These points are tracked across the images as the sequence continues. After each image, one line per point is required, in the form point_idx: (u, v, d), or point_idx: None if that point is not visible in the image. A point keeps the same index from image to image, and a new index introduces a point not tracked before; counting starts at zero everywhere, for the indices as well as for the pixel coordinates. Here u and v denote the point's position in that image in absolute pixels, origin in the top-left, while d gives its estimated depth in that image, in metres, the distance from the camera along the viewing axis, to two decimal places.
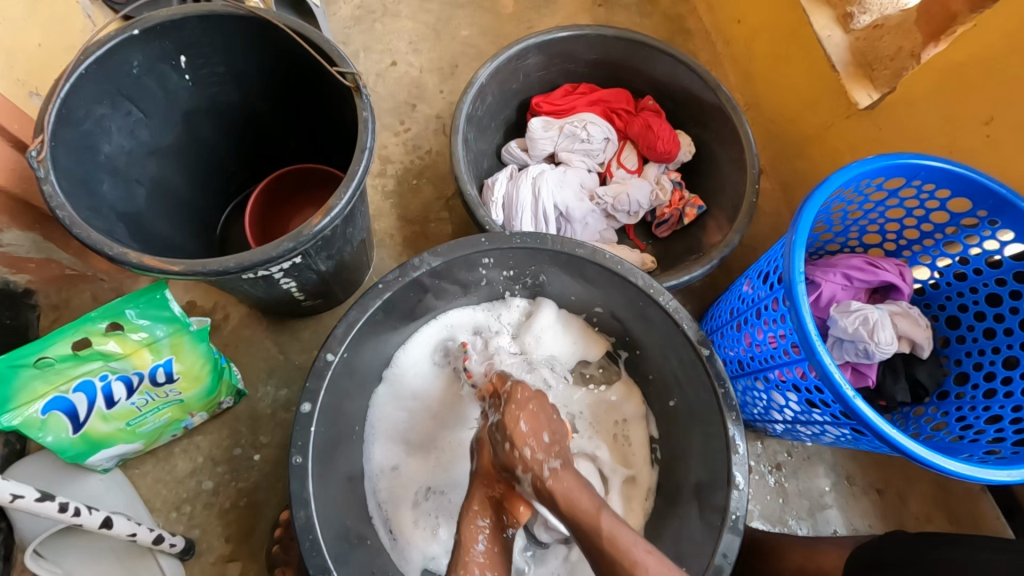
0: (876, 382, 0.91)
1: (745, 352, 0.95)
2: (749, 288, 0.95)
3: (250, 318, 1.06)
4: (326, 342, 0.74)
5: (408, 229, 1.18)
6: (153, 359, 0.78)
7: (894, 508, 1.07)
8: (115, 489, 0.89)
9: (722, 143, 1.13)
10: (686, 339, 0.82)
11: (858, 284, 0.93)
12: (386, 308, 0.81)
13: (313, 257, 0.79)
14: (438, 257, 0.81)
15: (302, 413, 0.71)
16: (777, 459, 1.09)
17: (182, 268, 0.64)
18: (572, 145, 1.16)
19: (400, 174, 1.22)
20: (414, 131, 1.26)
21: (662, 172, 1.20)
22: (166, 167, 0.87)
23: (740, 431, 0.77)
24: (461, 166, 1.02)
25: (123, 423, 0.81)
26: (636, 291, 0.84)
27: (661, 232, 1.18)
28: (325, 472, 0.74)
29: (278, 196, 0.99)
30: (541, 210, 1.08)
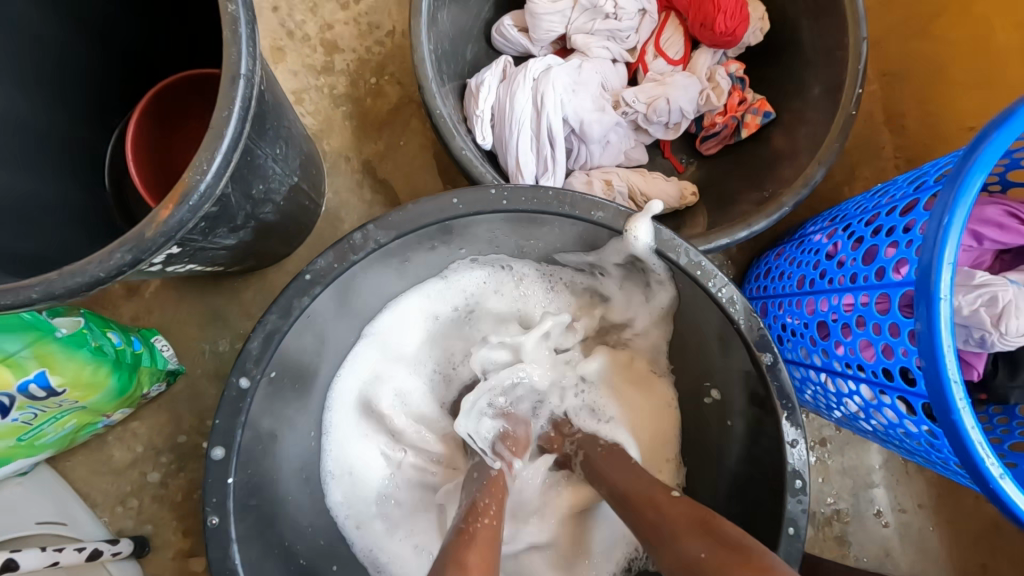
0: (982, 376, 0.69)
1: (812, 339, 0.69)
2: (835, 254, 0.66)
3: (175, 276, 0.84)
4: (238, 363, 0.54)
5: (369, 150, 0.89)
6: (17, 377, 0.59)
7: (952, 486, 0.92)
8: (39, 492, 0.76)
9: (813, 17, 0.77)
10: (739, 338, 0.59)
11: (987, 246, 0.67)
12: (323, 302, 0.58)
13: (205, 238, 0.54)
14: (388, 231, 0.56)
15: (215, 460, 0.53)
16: (823, 434, 0.92)
17: None
18: (590, 23, 0.81)
19: (354, 69, 0.89)
20: (369, 1, 0.89)
21: (717, 62, 0.85)
22: None
23: (803, 464, 0.57)
24: (428, 68, 0.70)
25: (13, 440, 0.65)
26: (675, 271, 0.60)
27: (707, 149, 0.88)
28: (262, 517, 0.59)
29: (173, 116, 0.71)
30: (544, 129, 0.77)
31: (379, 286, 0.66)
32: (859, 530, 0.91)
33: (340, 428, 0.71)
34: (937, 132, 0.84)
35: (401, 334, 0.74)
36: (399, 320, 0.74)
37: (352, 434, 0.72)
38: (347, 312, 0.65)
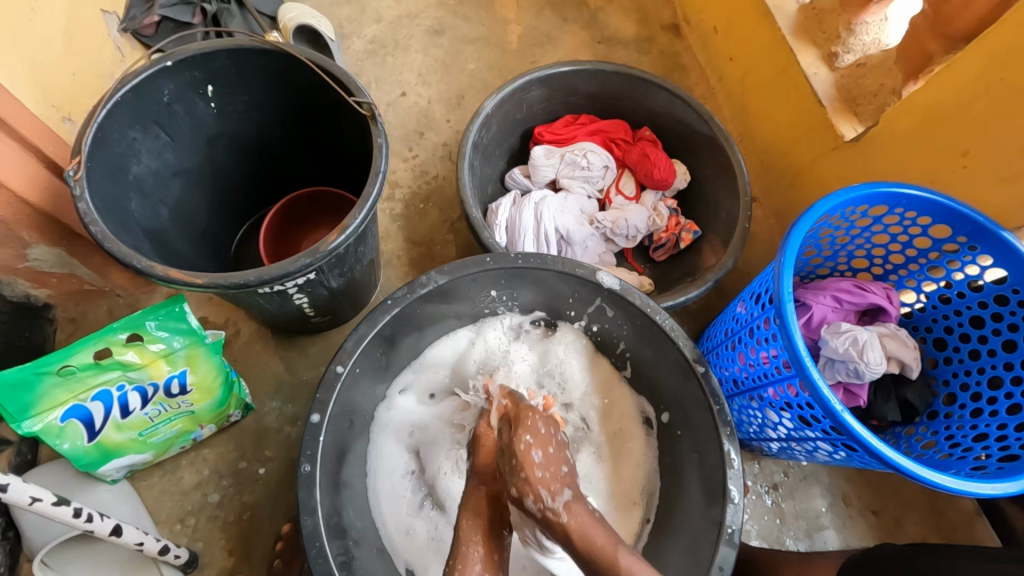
0: (867, 402, 0.93)
1: (739, 370, 0.97)
2: (742, 309, 0.98)
3: (260, 333, 1.10)
4: (336, 355, 0.78)
5: (414, 251, 1.23)
6: (168, 371, 0.81)
7: (890, 530, 1.08)
8: (122, 500, 0.91)
9: (717, 172, 1.19)
10: (682, 356, 0.85)
11: (847, 306, 0.97)
12: (394, 323, 0.85)
13: (326, 274, 0.83)
14: (445, 275, 0.85)
15: (312, 424, 0.74)
16: (774, 479, 1.10)
17: (205, 281, 0.68)
18: (572, 172, 1.22)
19: (408, 198, 1.27)
20: (422, 157, 1.32)
21: (659, 199, 1.25)
22: (188, 188, 0.92)
23: (735, 446, 0.80)
24: (467, 191, 1.07)
25: (136, 433, 0.84)
26: (634, 310, 0.88)
27: (658, 255, 1.23)
28: (333, 481, 0.77)
29: (292, 216, 1.04)
30: (543, 233, 1.12)
31: (433, 324, 0.94)
32: None
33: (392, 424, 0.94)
34: None
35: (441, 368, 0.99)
36: (439, 361, 0.99)
37: (393, 443, 0.93)
38: (404, 340, 0.91)
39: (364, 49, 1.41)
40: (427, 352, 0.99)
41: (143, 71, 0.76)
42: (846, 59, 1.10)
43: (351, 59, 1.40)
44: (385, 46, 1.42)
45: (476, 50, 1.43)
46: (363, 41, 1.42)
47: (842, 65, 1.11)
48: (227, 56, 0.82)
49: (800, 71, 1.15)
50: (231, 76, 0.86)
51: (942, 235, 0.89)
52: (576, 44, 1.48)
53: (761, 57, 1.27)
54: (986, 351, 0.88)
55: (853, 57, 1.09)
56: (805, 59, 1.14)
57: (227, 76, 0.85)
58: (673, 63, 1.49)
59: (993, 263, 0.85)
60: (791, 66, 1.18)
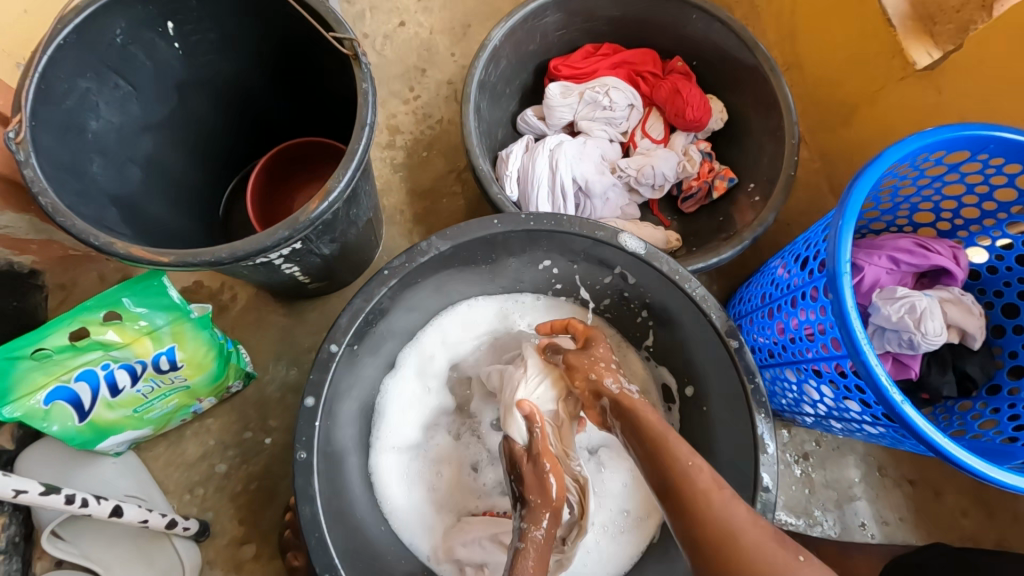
0: (919, 374, 0.84)
1: (775, 340, 0.88)
2: (784, 272, 0.87)
3: (258, 298, 1.04)
4: (330, 333, 0.71)
5: (418, 205, 1.13)
6: (154, 348, 0.75)
7: (927, 500, 1.02)
8: (127, 473, 0.89)
9: (759, 109, 1.03)
10: (713, 329, 0.76)
11: (905, 268, 0.85)
12: (394, 295, 0.77)
13: (315, 242, 0.74)
14: (447, 241, 0.76)
15: (307, 407, 0.69)
16: (804, 448, 1.04)
17: (173, 260, 0.59)
18: (592, 112, 1.08)
19: (410, 146, 1.16)
20: (424, 98, 1.18)
21: (690, 142, 1.11)
22: (161, 144, 0.82)
23: (769, 429, 0.72)
24: (473, 138, 0.95)
25: (130, 410, 0.80)
26: (660, 277, 0.79)
27: (687, 206, 1.10)
28: (333, 464, 0.72)
29: (281, 171, 0.94)
30: (558, 185, 1.00)
31: (439, 291, 0.87)
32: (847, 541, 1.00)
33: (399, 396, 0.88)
34: None
35: (451, 338, 0.93)
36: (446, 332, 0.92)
37: (400, 422, 0.87)
38: (408, 309, 0.84)
39: None
40: (430, 322, 0.92)
41: (85, 6, 0.65)
42: None
43: None
44: None
45: None
46: None
47: None
48: None
49: None
50: (193, 10, 0.73)
51: None
52: None
53: None
54: None
55: None
56: None
57: (188, 10, 0.73)
58: None
59: None
60: None
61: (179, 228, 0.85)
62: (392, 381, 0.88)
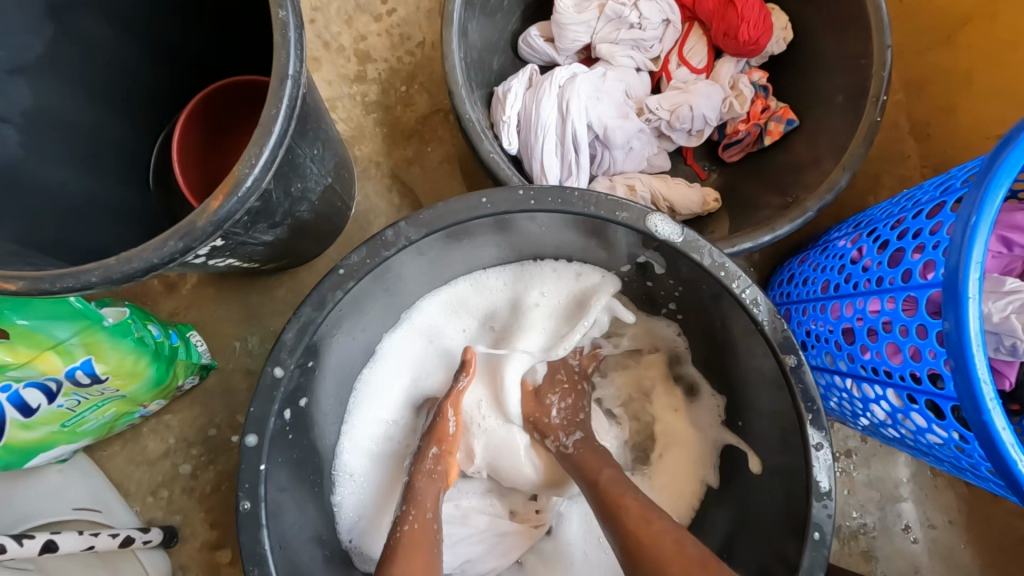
0: (1014, 384, 0.68)
1: (834, 342, 0.69)
2: (858, 258, 0.66)
3: (210, 274, 0.87)
4: (273, 353, 0.56)
5: (397, 155, 0.92)
6: (65, 363, 0.61)
7: (984, 503, 0.89)
8: (78, 480, 0.79)
9: (837, 26, 0.78)
10: (764, 340, 0.59)
11: (1018, 252, 0.66)
12: (355, 298, 0.60)
13: (246, 232, 0.56)
14: (419, 229, 0.58)
15: (248, 447, 0.55)
16: (848, 445, 0.90)
17: (26, 284, 0.43)
18: (615, 33, 0.83)
19: (385, 77, 0.92)
20: (401, 13, 0.93)
21: (740, 71, 0.86)
22: (46, 91, 0.62)
23: (829, 471, 0.57)
24: (458, 73, 0.73)
25: (56, 425, 0.67)
26: (699, 272, 0.60)
27: (730, 156, 0.88)
28: (291, 503, 0.60)
29: (216, 121, 0.74)
30: (569, 133, 0.79)
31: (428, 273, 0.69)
32: (886, 545, 0.89)
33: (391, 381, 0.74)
34: (960, 141, 0.84)
35: (458, 316, 0.76)
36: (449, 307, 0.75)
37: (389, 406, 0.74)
38: (396, 289, 0.67)
39: None
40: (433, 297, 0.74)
41: None
42: None
43: None
44: None
45: None
46: None
47: None
48: None
49: None
50: None
51: None
52: None
53: None
54: None
55: None
56: None
57: None
58: None
59: None
60: None
61: (101, 195, 0.67)
62: (385, 359, 0.74)
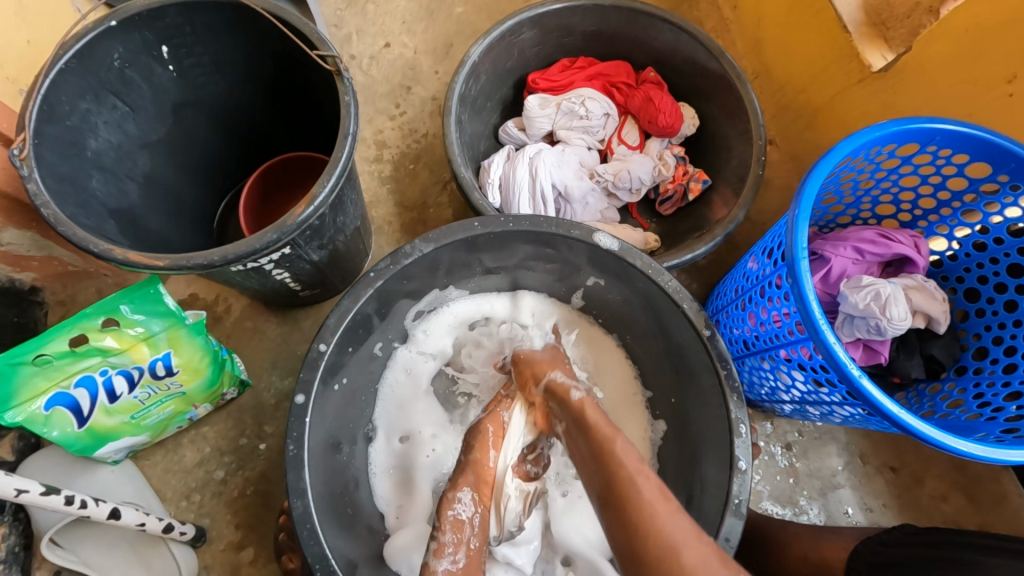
0: (889, 359, 0.87)
1: (750, 331, 0.90)
2: (755, 266, 0.90)
3: (251, 308, 1.07)
4: (319, 333, 0.74)
5: (406, 215, 1.17)
6: (151, 354, 0.78)
7: (910, 486, 1.04)
8: (125, 480, 0.91)
9: (727, 116, 1.09)
10: (687, 321, 0.79)
11: (869, 258, 0.89)
12: (380, 297, 0.80)
13: (304, 247, 0.78)
14: (430, 244, 0.79)
15: (297, 404, 0.71)
16: (787, 439, 1.06)
17: (167, 263, 0.63)
18: (570, 122, 1.13)
19: (397, 159, 1.20)
20: (410, 114, 1.24)
21: (664, 147, 1.16)
22: (158, 160, 0.86)
23: (743, 413, 0.75)
24: (454, 148, 1.00)
25: (128, 416, 0.83)
26: (635, 272, 0.82)
27: (664, 209, 1.15)
28: (324, 459, 0.75)
29: (272, 185, 0.99)
30: (539, 191, 1.05)
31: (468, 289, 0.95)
32: None
33: (411, 372, 0.94)
34: None
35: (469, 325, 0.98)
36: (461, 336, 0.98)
37: (409, 394, 0.93)
38: (406, 297, 0.87)
39: None
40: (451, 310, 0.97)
41: (85, 33, 0.70)
42: None
43: (329, 10, 1.30)
44: None
45: None
46: None
47: None
48: (179, 10, 0.75)
49: None
50: (186, 34, 0.78)
51: (979, 175, 0.80)
52: None
53: None
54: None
55: None
56: None
57: (181, 34, 0.78)
58: None
59: None
60: None
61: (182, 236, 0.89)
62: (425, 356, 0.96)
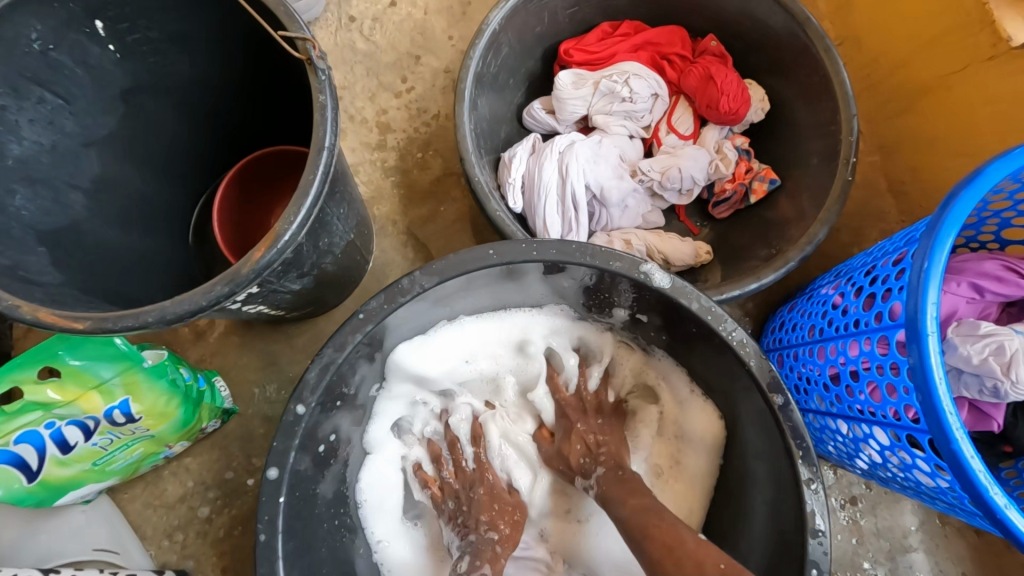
0: (1003, 427, 0.70)
1: (824, 383, 0.72)
2: (838, 303, 0.72)
3: (236, 323, 0.93)
4: (296, 392, 0.60)
5: (414, 214, 1.00)
6: (105, 402, 0.66)
7: (997, 552, 0.88)
8: (98, 522, 0.82)
9: (807, 100, 0.87)
10: (753, 381, 0.63)
11: (989, 298, 0.71)
12: (372, 341, 0.66)
13: (278, 281, 0.63)
14: (433, 278, 0.64)
15: (269, 480, 0.59)
16: (852, 492, 0.91)
17: (91, 323, 0.49)
18: (609, 106, 0.93)
19: (403, 145, 1.03)
20: (418, 90, 1.05)
21: (724, 137, 0.95)
22: (110, 161, 0.71)
23: (821, 506, 0.60)
24: (468, 142, 0.82)
25: (89, 464, 0.71)
26: (689, 316, 0.65)
27: (720, 212, 0.96)
28: (305, 537, 0.63)
29: (251, 185, 0.83)
30: (569, 194, 0.87)
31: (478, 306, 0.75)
32: None
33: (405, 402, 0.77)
34: (930, 199, 0.91)
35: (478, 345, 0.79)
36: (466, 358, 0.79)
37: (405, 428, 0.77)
38: (406, 334, 0.72)
39: None
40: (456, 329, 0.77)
41: None
42: None
43: None
44: None
45: None
46: None
47: None
48: None
49: None
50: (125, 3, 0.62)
51: None
52: None
53: None
54: None
55: None
56: None
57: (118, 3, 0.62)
58: None
59: None
60: None
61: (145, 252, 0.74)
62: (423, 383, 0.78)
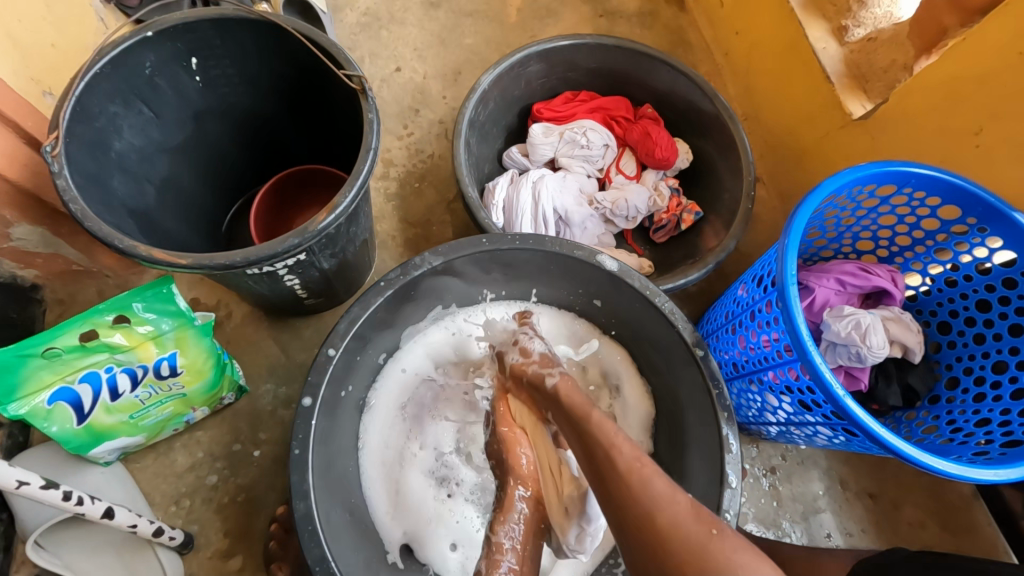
0: (868, 386, 0.92)
1: (739, 354, 0.95)
2: (744, 291, 0.95)
3: (252, 315, 1.08)
4: (328, 338, 0.76)
5: (411, 231, 1.20)
6: (158, 353, 0.79)
7: (887, 513, 1.08)
8: (115, 482, 0.90)
9: (719, 153, 1.16)
10: (681, 340, 0.82)
11: (851, 289, 0.95)
12: (388, 305, 0.82)
13: (318, 254, 0.80)
14: (439, 257, 0.82)
15: (304, 407, 0.73)
16: (772, 463, 1.10)
17: (189, 262, 0.66)
18: (571, 151, 1.19)
19: (403, 177, 1.25)
20: (417, 135, 1.28)
21: (660, 179, 1.22)
22: (176, 165, 0.89)
23: (733, 431, 0.78)
24: (463, 169, 1.04)
25: (126, 415, 0.83)
26: (633, 293, 0.85)
27: (658, 237, 1.20)
28: (325, 463, 0.76)
29: (284, 195, 1.01)
30: (540, 214, 1.10)
31: (469, 290, 0.94)
32: None
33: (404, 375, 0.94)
34: None
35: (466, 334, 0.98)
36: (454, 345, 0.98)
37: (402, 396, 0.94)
38: (411, 310, 0.89)
39: (356, 22, 1.37)
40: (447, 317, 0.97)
41: (122, 41, 0.73)
42: (857, 33, 1.07)
43: (344, 33, 1.36)
44: (378, 19, 1.38)
45: (474, 24, 1.40)
46: (355, 13, 1.38)
47: (853, 39, 1.08)
48: (212, 26, 0.79)
49: (809, 45, 1.12)
50: (216, 47, 0.82)
51: (950, 217, 0.87)
52: (576, 19, 1.44)
53: (769, 32, 1.24)
54: (991, 335, 0.87)
55: (864, 31, 1.06)
56: (814, 32, 1.11)
57: (211, 47, 0.81)
58: (677, 38, 1.46)
59: (1002, 246, 0.84)
60: (800, 42, 1.15)
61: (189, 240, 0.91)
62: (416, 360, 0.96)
